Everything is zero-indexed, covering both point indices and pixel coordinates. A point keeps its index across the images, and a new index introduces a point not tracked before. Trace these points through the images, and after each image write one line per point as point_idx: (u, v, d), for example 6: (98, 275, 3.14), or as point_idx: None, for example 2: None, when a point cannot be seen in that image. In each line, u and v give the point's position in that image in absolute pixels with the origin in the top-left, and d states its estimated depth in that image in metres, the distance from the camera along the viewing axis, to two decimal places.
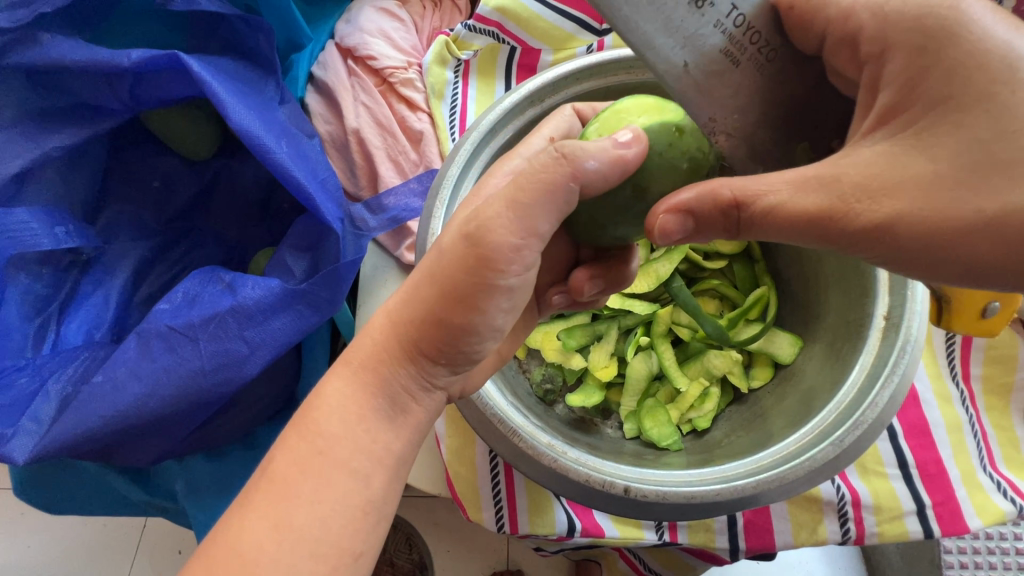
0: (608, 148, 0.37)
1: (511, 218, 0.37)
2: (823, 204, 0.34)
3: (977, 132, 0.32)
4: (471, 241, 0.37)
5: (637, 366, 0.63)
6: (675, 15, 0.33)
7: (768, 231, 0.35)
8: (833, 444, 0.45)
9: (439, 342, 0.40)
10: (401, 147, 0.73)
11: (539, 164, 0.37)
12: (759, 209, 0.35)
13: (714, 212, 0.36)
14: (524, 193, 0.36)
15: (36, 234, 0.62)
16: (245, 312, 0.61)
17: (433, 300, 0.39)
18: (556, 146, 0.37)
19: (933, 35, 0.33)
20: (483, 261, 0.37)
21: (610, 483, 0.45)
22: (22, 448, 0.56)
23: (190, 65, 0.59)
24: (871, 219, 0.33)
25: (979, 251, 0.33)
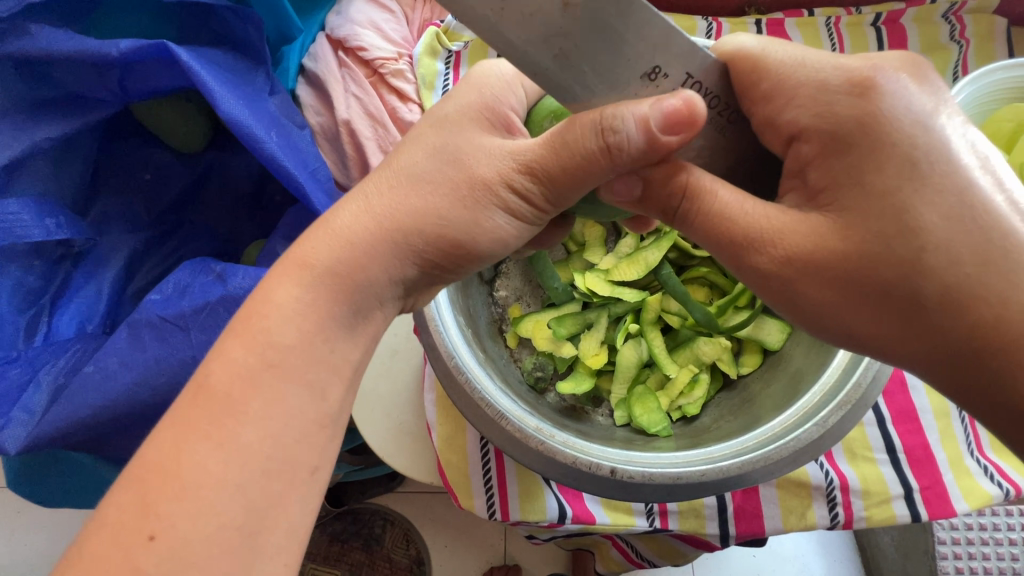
0: (654, 132, 0.32)
1: (546, 169, 0.37)
2: (752, 231, 0.36)
3: (882, 222, 0.33)
4: (505, 180, 0.39)
5: (627, 353, 0.64)
6: (628, 89, 0.33)
7: (701, 228, 0.37)
8: (816, 426, 0.46)
9: (445, 259, 0.41)
10: (392, 137, 0.73)
11: (582, 138, 0.35)
12: (698, 205, 0.36)
13: (665, 190, 0.37)
14: (561, 152, 0.36)
15: (26, 225, 0.62)
16: (234, 302, 0.61)
17: (461, 224, 0.40)
18: (598, 116, 0.33)
19: (845, 123, 0.34)
20: (514, 209, 0.40)
21: (596, 464, 0.46)
22: (14, 439, 0.56)
23: (178, 54, 0.59)
24: (781, 268, 0.36)
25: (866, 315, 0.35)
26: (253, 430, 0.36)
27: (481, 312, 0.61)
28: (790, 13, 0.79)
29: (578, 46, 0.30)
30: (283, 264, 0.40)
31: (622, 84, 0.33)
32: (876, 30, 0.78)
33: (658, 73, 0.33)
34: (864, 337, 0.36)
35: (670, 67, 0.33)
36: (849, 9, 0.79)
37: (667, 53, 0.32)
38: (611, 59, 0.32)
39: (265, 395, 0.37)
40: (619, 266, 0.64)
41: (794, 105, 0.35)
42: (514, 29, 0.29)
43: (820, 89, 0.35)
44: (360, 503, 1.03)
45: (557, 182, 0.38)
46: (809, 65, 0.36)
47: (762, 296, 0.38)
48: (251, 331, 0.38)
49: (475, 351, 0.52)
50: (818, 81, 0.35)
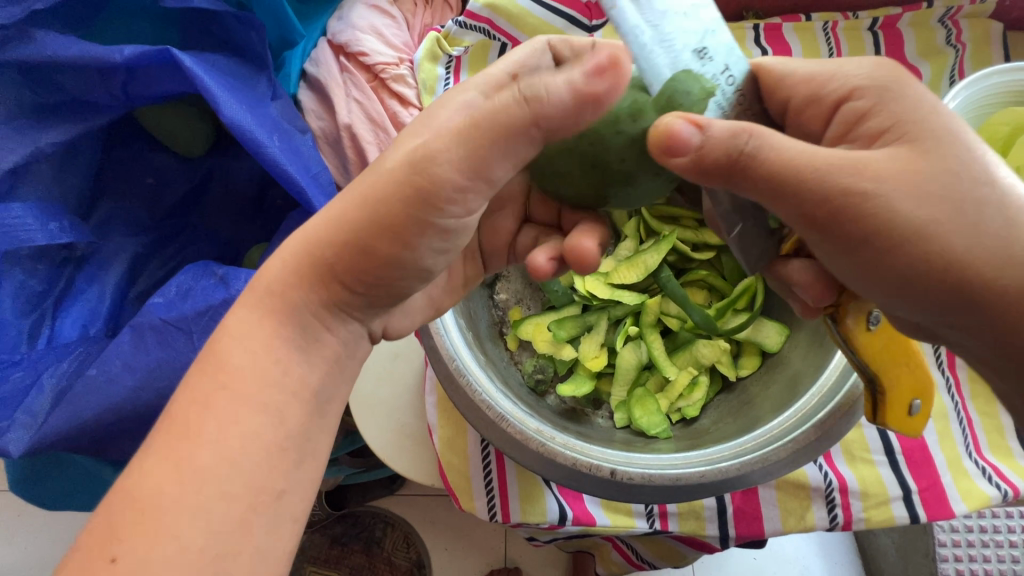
0: (576, 81, 0.32)
1: (456, 151, 0.34)
2: (830, 164, 0.34)
3: (875, 226, 0.34)
4: (410, 158, 0.34)
5: (627, 356, 0.64)
6: (680, 56, 0.33)
7: (768, 172, 0.33)
8: (814, 427, 0.46)
9: (358, 268, 0.38)
10: (393, 142, 0.74)
11: (503, 105, 0.33)
12: (766, 148, 0.33)
13: (724, 136, 0.32)
14: (475, 129, 0.34)
15: (30, 230, 0.62)
16: (237, 305, 0.62)
17: (363, 227, 0.36)
18: (518, 87, 0.33)
19: (894, 81, 0.37)
20: (427, 191, 0.35)
21: (597, 466, 0.46)
22: (18, 442, 0.57)
23: (181, 59, 0.59)
24: (863, 197, 0.34)
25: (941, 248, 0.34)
26: (255, 432, 0.36)
27: (482, 315, 0.61)
28: (789, 18, 0.80)
29: None
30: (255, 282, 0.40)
31: (674, 48, 0.33)
32: (873, 35, 0.78)
33: (706, 54, 0.33)
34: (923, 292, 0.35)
35: (715, 50, 0.34)
36: (846, 14, 0.79)
37: (715, 40, 0.34)
38: (667, 23, 0.32)
39: (267, 395, 0.37)
40: (618, 269, 0.65)
41: (840, 76, 0.39)
42: None
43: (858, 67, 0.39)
44: (361, 506, 1.03)
45: (477, 153, 0.34)
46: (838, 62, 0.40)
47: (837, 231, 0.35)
48: (253, 334, 0.38)
49: (477, 354, 0.52)
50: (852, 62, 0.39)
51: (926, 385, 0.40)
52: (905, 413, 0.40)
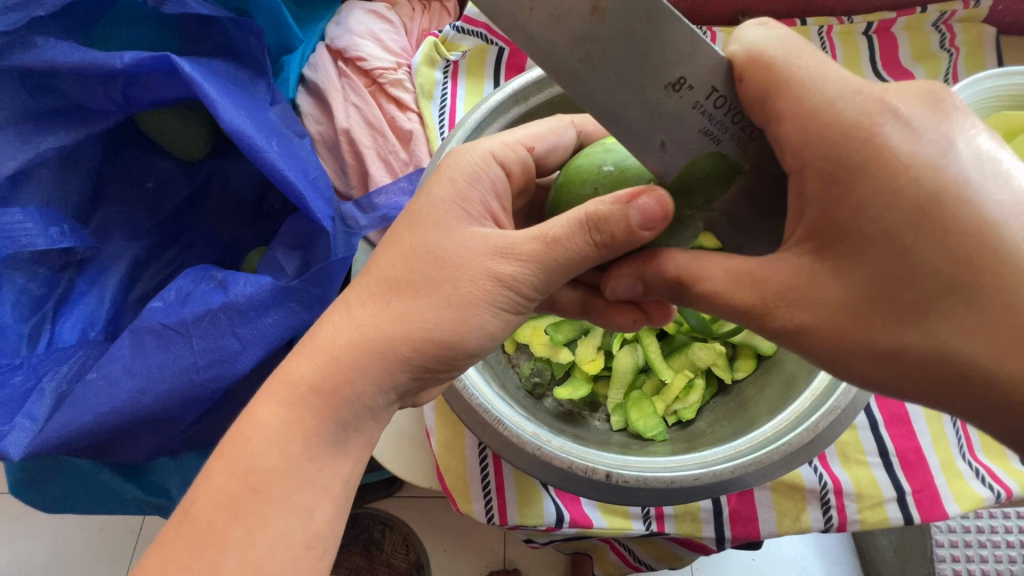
0: (634, 227, 0.37)
1: (537, 277, 0.40)
2: (752, 299, 0.36)
3: None
4: (492, 273, 0.40)
5: (623, 358, 0.65)
6: (652, 97, 0.33)
7: (703, 311, 0.39)
8: (808, 429, 0.47)
9: (435, 363, 0.41)
10: (391, 146, 0.74)
11: (569, 235, 0.39)
12: (693, 293, 0.38)
13: (660, 284, 0.40)
14: (551, 260, 0.40)
15: (31, 233, 0.63)
16: (236, 309, 0.62)
17: (445, 325, 0.40)
18: (586, 222, 0.38)
19: (847, 159, 0.32)
20: (506, 303, 0.41)
21: (592, 469, 0.47)
22: (18, 444, 0.57)
23: (180, 66, 0.60)
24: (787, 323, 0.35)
25: (880, 365, 0.33)
26: None
27: None
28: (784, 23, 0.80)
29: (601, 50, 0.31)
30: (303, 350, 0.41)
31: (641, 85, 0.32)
32: (868, 39, 0.79)
33: (681, 83, 0.32)
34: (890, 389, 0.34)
35: (694, 79, 0.33)
36: (841, 18, 0.80)
37: (691, 63, 0.32)
38: (636, 72, 0.32)
39: None
40: None
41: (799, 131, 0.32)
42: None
43: (831, 119, 0.32)
44: (360, 508, 1.03)
45: (546, 271, 0.40)
46: (818, 80, 0.33)
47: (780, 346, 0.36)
48: None
49: None
50: (829, 101, 0.32)
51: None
52: None
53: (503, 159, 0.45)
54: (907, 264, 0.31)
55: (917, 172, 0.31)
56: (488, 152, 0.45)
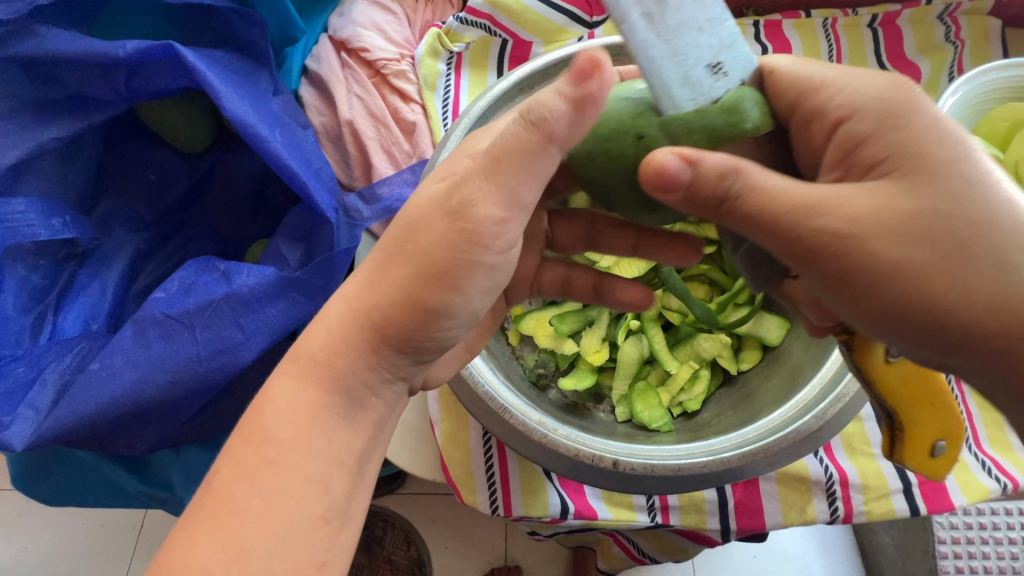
0: (564, 94, 0.33)
1: (487, 190, 0.36)
2: (817, 200, 0.34)
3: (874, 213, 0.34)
4: (445, 209, 0.37)
5: (628, 349, 0.65)
6: (695, 72, 0.34)
7: (761, 206, 0.35)
8: (816, 417, 0.47)
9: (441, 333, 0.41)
10: (394, 138, 0.74)
11: (511, 134, 0.35)
12: (755, 183, 0.34)
13: (712, 173, 0.34)
14: (495, 165, 0.36)
15: (32, 224, 0.62)
16: (239, 299, 0.62)
17: (456, 298, 0.40)
18: (521, 112, 0.35)
19: (899, 103, 0.36)
20: (470, 233, 0.37)
21: (599, 457, 0.46)
22: (20, 435, 0.57)
23: (184, 55, 0.59)
24: (849, 230, 0.33)
25: (914, 286, 0.34)
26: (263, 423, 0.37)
27: None
28: (789, 14, 0.80)
29: (660, 15, 0.33)
30: (313, 368, 0.40)
31: (688, 62, 0.34)
32: (873, 32, 0.79)
33: (720, 68, 0.35)
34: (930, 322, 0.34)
35: (730, 64, 0.35)
36: (846, 10, 0.80)
37: (731, 51, 0.35)
38: (685, 35, 0.33)
39: None
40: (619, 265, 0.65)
41: (846, 94, 0.38)
42: None
43: (869, 84, 0.38)
44: None
45: (500, 181, 0.36)
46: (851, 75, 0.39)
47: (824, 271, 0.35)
48: None
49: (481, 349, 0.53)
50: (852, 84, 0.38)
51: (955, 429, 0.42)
52: (928, 455, 0.42)
53: None
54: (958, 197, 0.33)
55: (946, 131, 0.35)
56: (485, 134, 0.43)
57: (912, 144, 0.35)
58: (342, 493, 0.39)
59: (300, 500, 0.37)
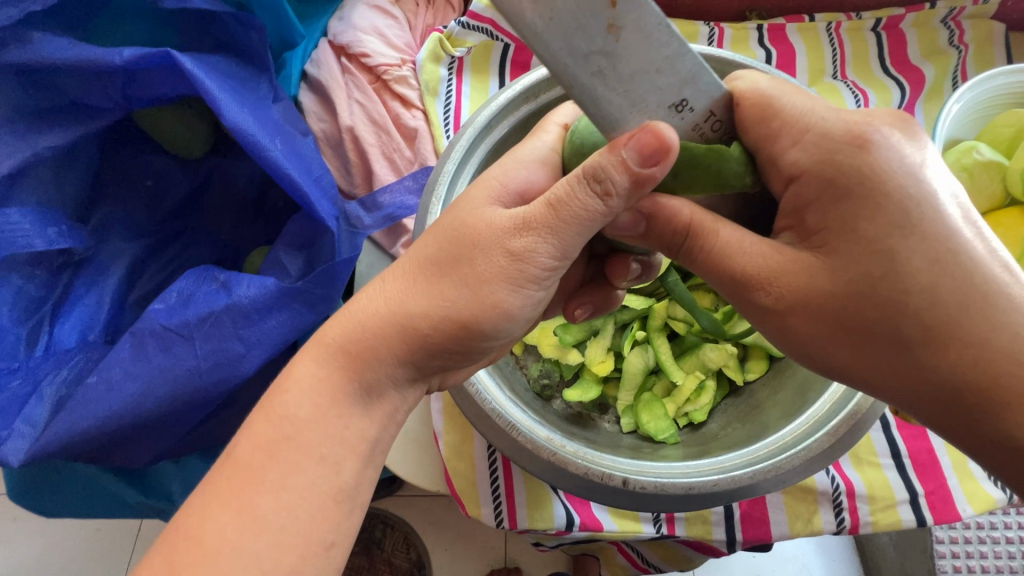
0: (629, 167, 0.33)
1: (548, 238, 0.38)
2: (750, 274, 0.37)
3: (866, 269, 0.35)
4: (505, 246, 0.38)
5: (634, 360, 0.63)
6: (656, 116, 0.33)
7: (706, 270, 0.39)
8: (827, 434, 0.46)
9: (456, 344, 0.41)
10: (396, 145, 0.73)
11: (570, 193, 0.36)
12: (698, 251, 0.38)
13: (664, 233, 0.38)
14: (556, 217, 0.37)
15: (28, 235, 0.61)
16: (240, 311, 0.61)
17: (466, 304, 0.39)
18: (581, 173, 0.35)
19: (845, 170, 0.35)
20: (523, 277, 0.39)
21: (608, 475, 0.46)
22: (17, 451, 0.56)
23: (181, 62, 0.58)
24: (779, 299, 0.38)
25: (848, 346, 0.37)
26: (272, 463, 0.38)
27: None
28: (792, 18, 0.79)
29: (614, 65, 0.30)
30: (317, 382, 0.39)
31: (648, 106, 0.32)
32: (876, 35, 0.78)
33: (684, 106, 0.33)
34: (867, 377, 0.38)
35: (696, 100, 0.33)
36: (849, 14, 0.79)
37: (695, 87, 0.33)
38: (641, 81, 0.31)
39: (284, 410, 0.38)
40: None
41: (808, 138, 0.36)
42: (554, 36, 0.28)
43: (823, 135, 0.36)
44: None
45: (560, 235, 0.38)
46: (812, 114, 0.37)
47: (758, 327, 0.40)
48: None
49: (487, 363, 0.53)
50: (818, 120, 0.37)
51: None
52: None
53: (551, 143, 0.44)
54: (894, 265, 0.35)
55: (890, 186, 0.35)
56: (501, 178, 0.42)
57: (845, 215, 0.35)
58: (334, 461, 0.39)
59: (310, 476, 0.38)
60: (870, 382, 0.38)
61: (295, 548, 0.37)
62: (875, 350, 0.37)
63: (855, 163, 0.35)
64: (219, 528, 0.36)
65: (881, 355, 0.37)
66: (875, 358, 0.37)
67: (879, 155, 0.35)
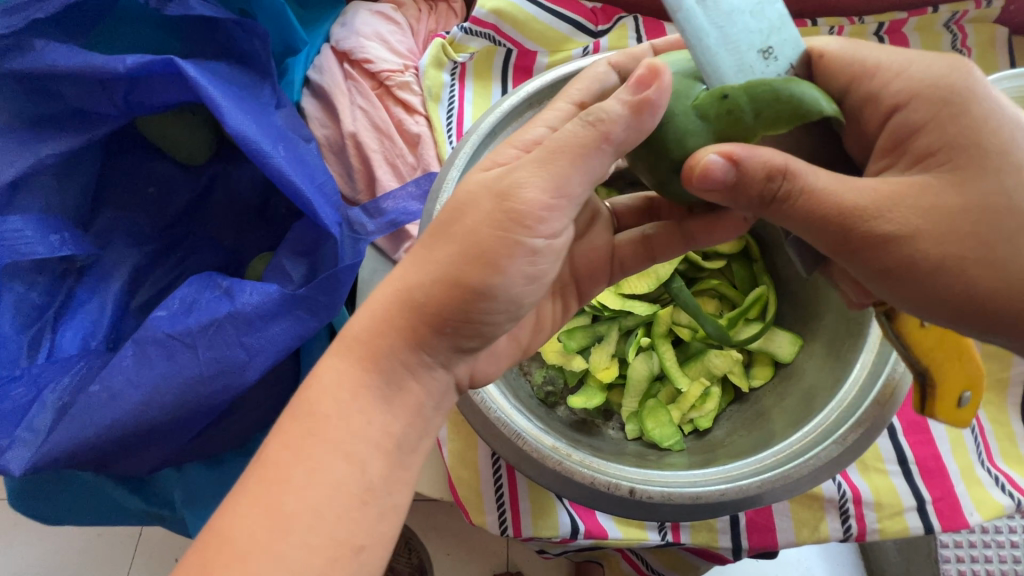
0: (626, 95, 0.35)
1: (538, 178, 0.37)
2: (861, 206, 0.35)
3: (980, 190, 0.35)
4: (495, 194, 0.38)
5: (638, 366, 0.63)
6: (747, 57, 0.35)
7: (805, 211, 0.36)
8: (835, 443, 0.46)
9: (446, 304, 0.39)
10: (399, 150, 0.73)
11: (568, 133, 0.37)
12: (801, 186, 0.35)
13: (760, 174, 0.35)
14: (549, 157, 0.37)
15: (30, 242, 0.62)
16: (243, 318, 0.61)
17: (456, 259, 0.38)
18: (581, 115, 0.37)
19: (957, 91, 0.36)
20: (514, 221, 0.38)
21: (615, 484, 0.46)
22: (19, 459, 0.56)
23: (184, 69, 0.58)
24: (896, 229, 0.35)
25: (962, 279, 0.35)
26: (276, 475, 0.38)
27: None
28: (795, 22, 0.79)
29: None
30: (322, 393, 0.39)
31: (740, 47, 0.35)
32: (879, 40, 0.78)
33: (770, 53, 0.35)
34: (985, 310, 0.35)
35: (780, 51, 0.36)
36: (852, 18, 0.79)
37: (778, 39, 0.36)
38: (736, 20, 0.34)
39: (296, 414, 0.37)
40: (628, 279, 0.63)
41: (904, 77, 0.38)
42: None
43: (925, 70, 0.38)
44: None
45: (554, 176, 0.37)
46: (913, 57, 0.39)
47: (858, 272, 0.37)
48: None
49: None
50: (909, 63, 0.38)
51: (977, 376, 0.41)
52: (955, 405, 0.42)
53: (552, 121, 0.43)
54: (1001, 188, 0.35)
55: (989, 119, 0.36)
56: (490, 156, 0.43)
57: (956, 135, 0.36)
58: (359, 459, 0.38)
59: (335, 474, 0.37)
60: (982, 317, 0.36)
61: (325, 551, 0.35)
62: (989, 283, 0.35)
63: (965, 88, 0.36)
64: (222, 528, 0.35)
65: (997, 286, 0.35)
66: (990, 290, 0.35)
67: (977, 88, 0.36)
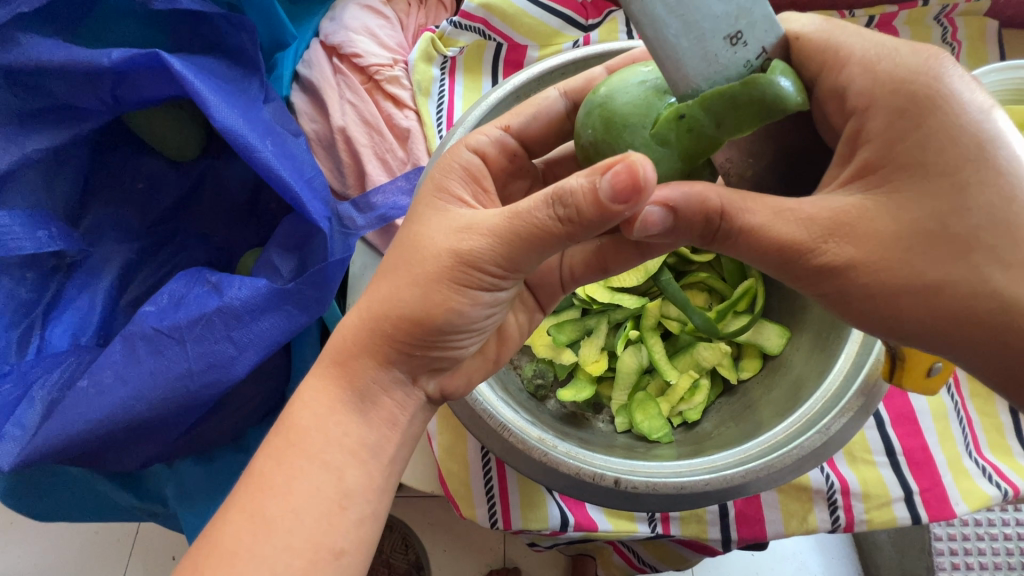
0: (598, 197, 0.33)
1: (492, 244, 0.38)
2: (793, 239, 0.35)
3: (936, 206, 0.34)
4: (454, 250, 0.39)
5: (628, 359, 0.63)
6: (711, 46, 0.32)
7: (746, 246, 0.36)
8: (819, 433, 0.47)
9: (413, 337, 0.41)
10: (388, 145, 0.73)
11: (533, 209, 0.36)
12: (738, 225, 0.36)
13: (697, 215, 0.36)
14: (508, 228, 0.37)
15: (18, 238, 0.61)
16: (232, 313, 0.61)
17: (417, 301, 0.40)
18: (552, 196, 0.35)
19: (916, 99, 0.34)
20: (470, 280, 0.39)
21: (600, 475, 0.46)
22: (8, 455, 0.56)
23: (170, 63, 0.58)
24: (834, 259, 0.35)
25: (913, 302, 0.35)
26: None
27: None
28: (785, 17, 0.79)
29: None
30: None
31: (704, 34, 0.32)
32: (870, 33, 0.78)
33: (739, 37, 0.32)
34: (940, 329, 0.36)
35: (749, 34, 0.33)
36: (842, 13, 0.79)
37: (748, 20, 0.32)
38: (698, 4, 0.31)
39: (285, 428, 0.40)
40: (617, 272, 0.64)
41: (861, 69, 0.35)
42: None
43: (897, 64, 0.34)
44: None
45: (511, 251, 0.38)
46: (885, 47, 0.35)
47: (810, 293, 0.38)
48: None
49: None
50: (876, 56, 0.35)
51: None
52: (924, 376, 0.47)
53: (476, 146, 0.46)
54: (959, 202, 0.33)
55: (955, 126, 0.34)
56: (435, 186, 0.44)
57: (920, 143, 0.34)
58: (336, 466, 0.41)
59: (313, 480, 0.40)
60: (947, 330, 0.36)
61: (306, 554, 0.38)
62: (945, 304, 0.35)
63: (927, 88, 0.34)
64: (235, 533, 0.38)
65: (936, 310, 0.35)
66: (942, 312, 0.35)
67: (944, 85, 0.34)
